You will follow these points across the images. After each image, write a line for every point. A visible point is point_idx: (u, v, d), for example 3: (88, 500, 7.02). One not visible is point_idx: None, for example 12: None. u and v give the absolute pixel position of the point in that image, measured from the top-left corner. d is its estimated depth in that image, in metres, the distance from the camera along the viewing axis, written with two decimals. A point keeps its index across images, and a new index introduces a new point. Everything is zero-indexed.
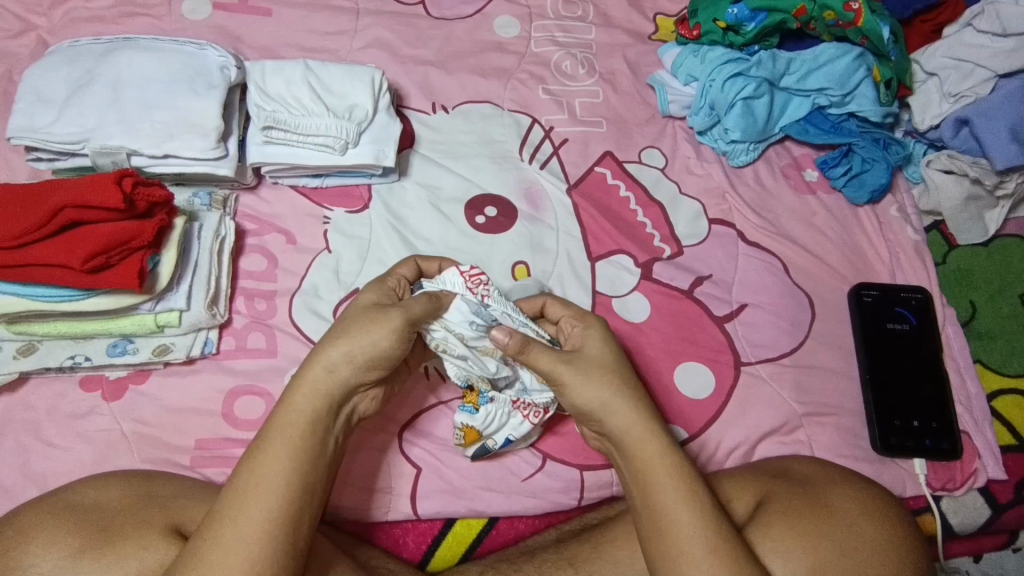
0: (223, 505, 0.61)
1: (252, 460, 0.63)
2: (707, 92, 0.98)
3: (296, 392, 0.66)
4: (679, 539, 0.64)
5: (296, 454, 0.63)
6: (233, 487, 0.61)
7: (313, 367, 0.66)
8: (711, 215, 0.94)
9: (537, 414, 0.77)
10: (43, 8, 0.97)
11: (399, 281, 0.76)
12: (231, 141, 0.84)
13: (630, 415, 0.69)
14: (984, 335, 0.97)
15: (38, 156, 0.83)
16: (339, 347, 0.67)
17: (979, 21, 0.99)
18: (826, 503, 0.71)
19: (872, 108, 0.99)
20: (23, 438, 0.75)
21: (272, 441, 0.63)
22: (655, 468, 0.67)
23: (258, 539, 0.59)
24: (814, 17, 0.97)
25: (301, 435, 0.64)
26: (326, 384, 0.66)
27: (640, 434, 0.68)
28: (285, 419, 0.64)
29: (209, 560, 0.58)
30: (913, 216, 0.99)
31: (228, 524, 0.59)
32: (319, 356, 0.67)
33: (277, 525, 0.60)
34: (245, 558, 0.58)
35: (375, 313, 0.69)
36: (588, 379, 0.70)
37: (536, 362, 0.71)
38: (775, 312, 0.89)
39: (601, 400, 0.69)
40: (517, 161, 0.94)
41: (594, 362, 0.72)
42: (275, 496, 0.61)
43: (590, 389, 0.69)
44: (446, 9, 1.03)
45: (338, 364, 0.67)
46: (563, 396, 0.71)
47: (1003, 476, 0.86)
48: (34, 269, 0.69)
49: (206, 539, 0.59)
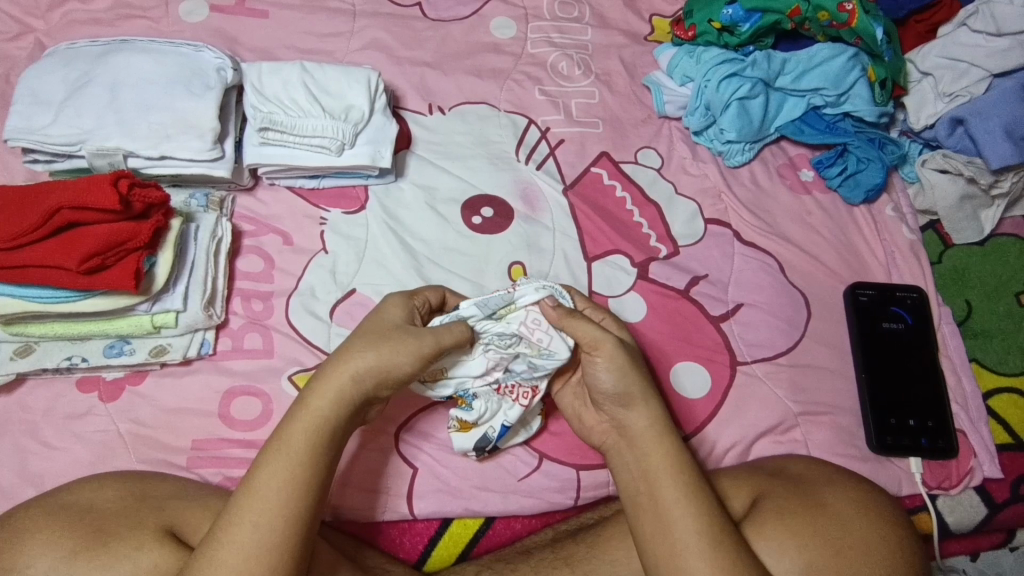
0: (233, 507, 0.61)
1: (265, 462, 0.62)
2: (702, 92, 0.98)
3: (314, 395, 0.65)
4: (685, 533, 0.64)
5: (314, 459, 0.63)
6: (247, 489, 0.61)
7: (339, 374, 0.65)
8: (707, 215, 0.95)
9: (526, 395, 0.76)
10: (41, 11, 0.97)
11: (423, 301, 0.75)
12: (228, 142, 0.85)
13: (656, 411, 0.70)
14: (980, 333, 0.97)
15: (36, 158, 0.83)
16: (371, 360, 0.66)
17: (974, 21, 0.99)
18: (821, 502, 0.71)
19: (867, 108, 0.99)
20: (20, 438, 0.75)
21: (288, 446, 0.63)
22: (674, 461, 0.68)
23: (275, 542, 0.59)
24: (809, 18, 0.98)
25: (321, 442, 0.64)
26: (352, 395, 0.65)
27: (661, 428, 0.70)
28: (304, 423, 0.64)
29: (223, 561, 0.58)
30: (909, 216, 1.00)
31: (245, 528, 0.59)
32: (348, 363, 0.65)
33: (296, 528, 0.61)
34: (263, 561, 0.59)
35: (406, 333, 0.68)
36: (630, 364, 0.71)
37: (581, 329, 0.70)
38: (771, 311, 0.89)
39: (639, 389, 0.70)
40: (514, 161, 0.94)
41: (633, 353, 0.72)
42: (297, 501, 0.61)
43: (628, 374, 0.70)
44: (443, 10, 1.03)
45: (365, 376, 0.66)
46: (599, 373, 0.71)
47: (999, 474, 0.86)
48: (30, 270, 0.69)
49: (223, 543, 0.59)
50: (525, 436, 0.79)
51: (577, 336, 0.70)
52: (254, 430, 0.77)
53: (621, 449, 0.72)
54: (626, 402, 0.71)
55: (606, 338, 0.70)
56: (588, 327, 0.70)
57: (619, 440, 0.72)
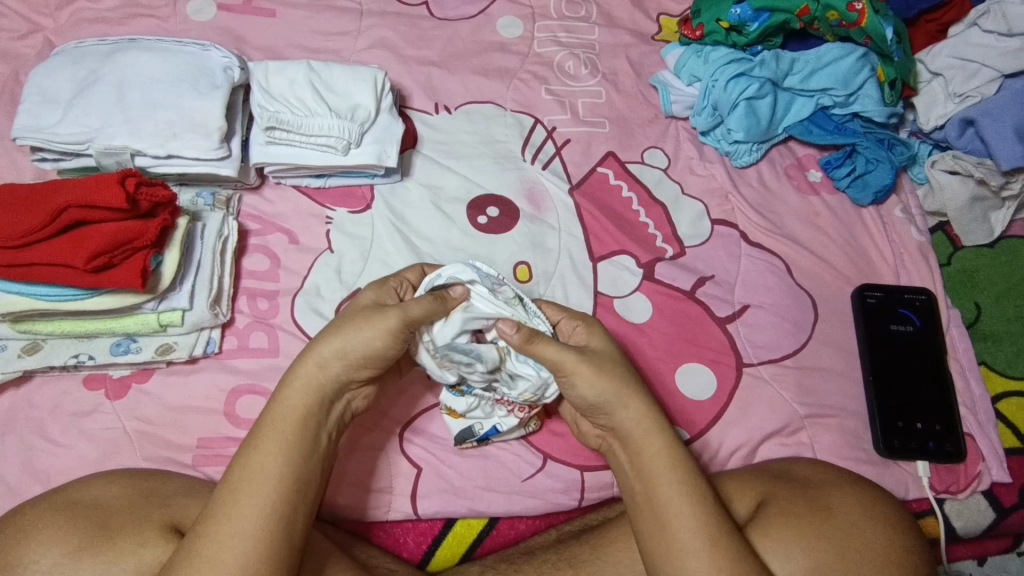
0: (213, 501, 0.61)
1: (246, 454, 0.63)
2: (710, 92, 0.98)
3: (290, 389, 0.66)
4: (682, 532, 0.64)
5: (286, 449, 0.63)
6: (226, 482, 0.62)
7: (305, 362, 0.67)
8: (714, 215, 0.94)
9: (522, 411, 0.76)
10: (49, 9, 0.98)
11: (402, 283, 0.76)
12: (235, 141, 0.85)
13: (641, 411, 0.69)
14: (989, 336, 0.96)
15: (43, 156, 0.84)
16: (329, 344, 0.67)
17: (985, 20, 0.98)
18: (826, 506, 0.71)
19: (877, 108, 0.98)
20: (27, 436, 0.75)
21: (261, 440, 0.64)
22: (665, 460, 0.67)
23: (251, 532, 0.60)
24: (818, 17, 0.97)
25: (290, 430, 0.64)
26: (323, 378, 0.67)
27: (651, 425, 0.69)
28: (278, 415, 0.65)
29: (203, 556, 0.58)
30: (918, 217, 0.99)
31: (222, 520, 0.60)
32: (314, 350, 0.67)
33: (271, 520, 0.61)
34: (236, 552, 0.59)
35: (371, 314, 0.68)
36: (603, 370, 0.69)
37: (544, 354, 0.68)
38: (778, 313, 0.89)
39: (615, 392, 0.69)
40: (520, 161, 0.94)
41: (602, 357, 0.71)
42: (267, 492, 0.61)
43: (601, 381, 0.69)
44: (450, 10, 1.03)
45: (331, 359, 0.67)
46: (574, 389, 0.69)
47: (1007, 479, 0.85)
48: (39, 268, 0.70)
49: (201, 535, 0.59)
50: (520, 434, 0.79)
51: (545, 360, 0.69)
52: None
53: (619, 451, 0.72)
54: (605, 409, 0.69)
55: (569, 357, 0.68)
56: (550, 349, 0.68)
57: (615, 442, 0.72)
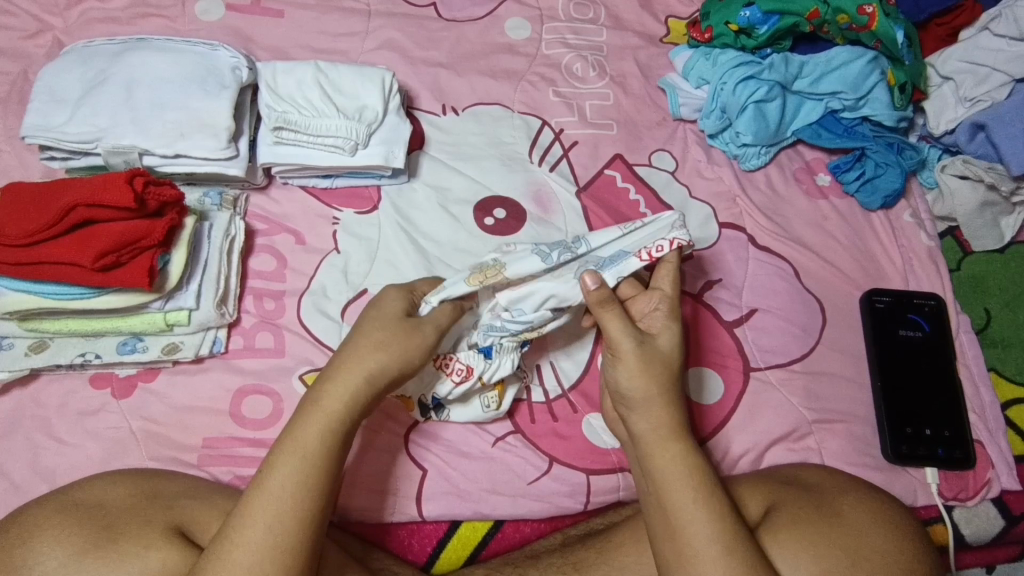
0: (246, 499, 0.61)
1: (278, 458, 0.63)
2: (718, 95, 0.97)
3: (325, 393, 0.66)
4: (695, 540, 0.63)
5: (326, 457, 0.64)
6: (262, 481, 0.62)
7: (349, 372, 0.66)
8: (722, 219, 0.93)
9: (458, 374, 0.75)
10: (59, 9, 0.98)
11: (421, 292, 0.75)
12: (242, 141, 0.85)
13: (665, 422, 0.68)
14: (998, 342, 0.97)
15: (52, 155, 0.84)
16: (373, 356, 0.67)
17: (996, 24, 0.98)
18: (836, 512, 0.70)
19: (886, 112, 0.97)
20: (33, 434, 0.75)
21: (295, 443, 0.63)
22: (680, 466, 0.66)
23: (284, 541, 0.60)
24: (827, 21, 0.96)
25: (332, 438, 0.64)
26: (366, 394, 0.67)
27: (666, 435, 0.68)
28: (313, 420, 0.64)
29: (233, 562, 0.58)
30: (927, 222, 0.98)
31: (252, 524, 0.60)
32: (359, 361, 0.67)
33: (304, 527, 0.61)
34: (269, 558, 0.59)
35: (402, 332, 0.69)
36: (646, 369, 0.68)
37: (609, 322, 0.69)
38: (786, 318, 0.88)
39: (644, 392, 0.68)
40: (527, 162, 0.94)
41: (657, 356, 0.69)
42: (303, 498, 0.62)
43: (639, 379, 0.68)
44: (458, 11, 1.03)
45: (378, 375, 0.67)
46: (613, 372, 0.70)
47: (1016, 486, 0.85)
48: (46, 267, 0.70)
49: (234, 544, 0.59)
50: (473, 407, 0.78)
51: (607, 330, 0.69)
52: (264, 430, 0.78)
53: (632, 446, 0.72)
54: (630, 405, 0.69)
55: (625, 343, 0.68)
56: (615, 324, 0.68)
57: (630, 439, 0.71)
